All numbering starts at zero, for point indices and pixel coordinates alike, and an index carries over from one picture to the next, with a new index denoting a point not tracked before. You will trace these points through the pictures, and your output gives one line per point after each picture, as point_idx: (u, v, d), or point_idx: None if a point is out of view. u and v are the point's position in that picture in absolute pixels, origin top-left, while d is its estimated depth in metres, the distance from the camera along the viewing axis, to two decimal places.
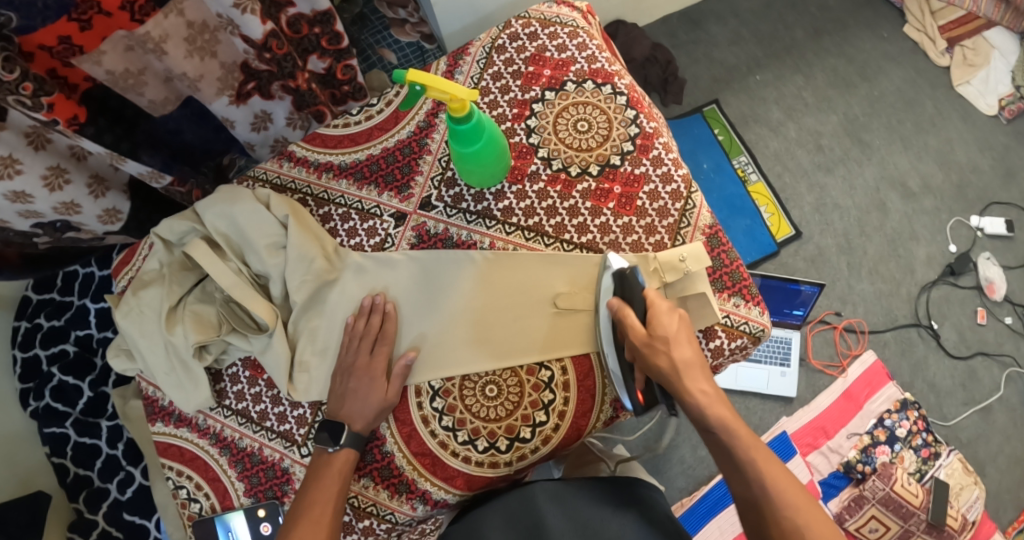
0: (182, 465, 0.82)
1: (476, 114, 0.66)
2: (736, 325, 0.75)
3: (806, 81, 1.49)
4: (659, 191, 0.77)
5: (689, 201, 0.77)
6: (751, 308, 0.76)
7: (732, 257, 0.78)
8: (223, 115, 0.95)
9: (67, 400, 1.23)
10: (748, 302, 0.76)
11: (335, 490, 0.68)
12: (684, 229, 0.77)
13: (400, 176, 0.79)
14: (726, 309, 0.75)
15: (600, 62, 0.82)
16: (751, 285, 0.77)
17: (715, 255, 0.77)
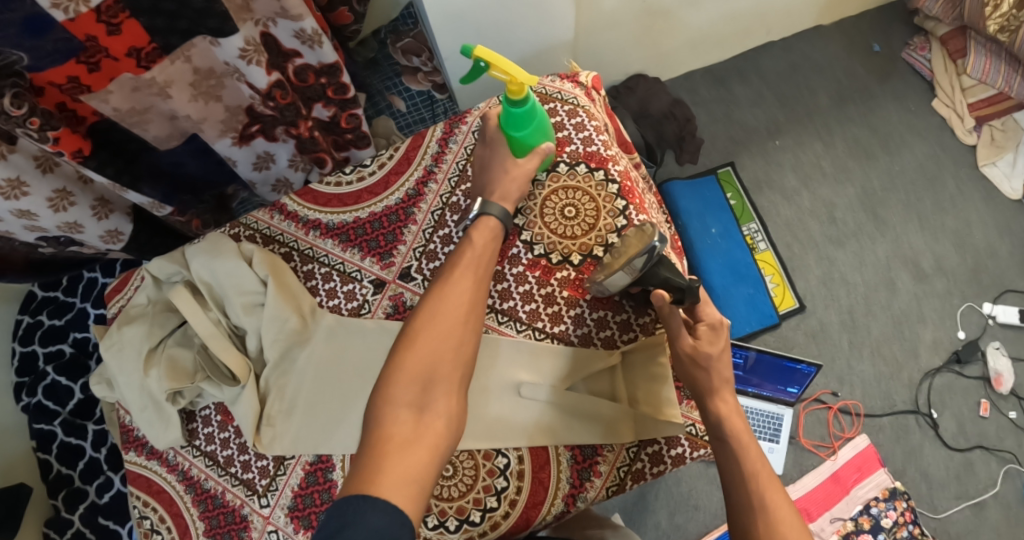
0: (149, 496, 0.84)
1: (530, 99, 0.74)
2: (700, 434, 0.75)
3: (826, 149, 1.46)
4: None
5: None
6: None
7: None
8: (226, 154, 0.98)
9: (57, 399, 1.27)
10: None
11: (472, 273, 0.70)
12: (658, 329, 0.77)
13: (383, 243, 0.82)
14: (691, 417, 0.76)
15: (595, 145, 0.84)
16: None
17: None
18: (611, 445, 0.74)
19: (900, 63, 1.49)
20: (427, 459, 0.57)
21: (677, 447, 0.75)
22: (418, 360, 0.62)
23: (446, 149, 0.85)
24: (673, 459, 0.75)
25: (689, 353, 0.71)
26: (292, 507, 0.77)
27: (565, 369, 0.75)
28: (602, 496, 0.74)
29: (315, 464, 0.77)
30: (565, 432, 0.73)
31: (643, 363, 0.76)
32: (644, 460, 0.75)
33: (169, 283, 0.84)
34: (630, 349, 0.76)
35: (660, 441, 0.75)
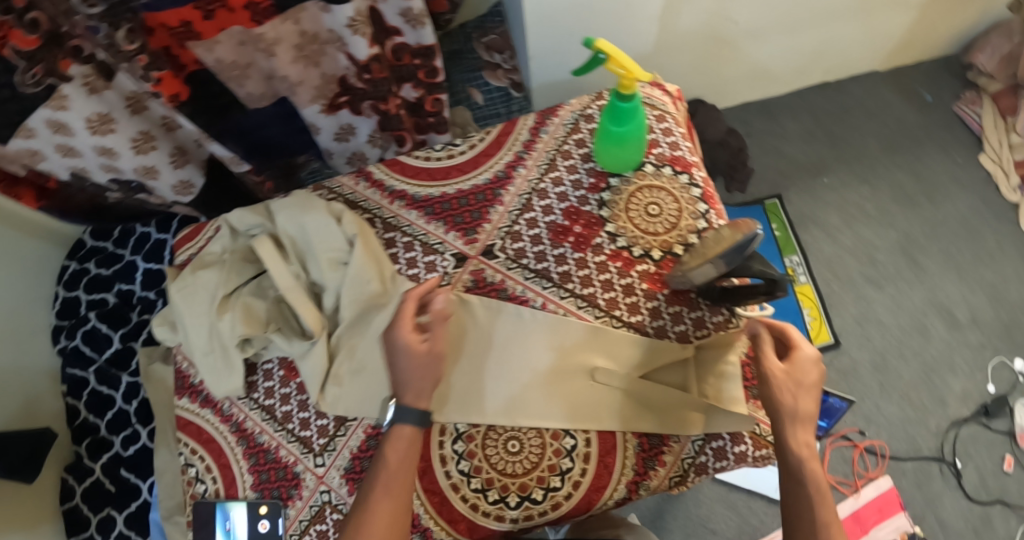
0: (198, 444, 0.84)
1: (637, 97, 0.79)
2: (764, 434, 0.76)
3: (871, 193, 1.47)
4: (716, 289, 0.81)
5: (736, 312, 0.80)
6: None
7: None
8: (312, 121, 0.99)
9: (95, 346, 1.28)
10: None
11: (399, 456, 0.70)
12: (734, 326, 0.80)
13: (469, 219, 0.84)
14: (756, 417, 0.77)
15: (681, 150, 0.88)
16: None
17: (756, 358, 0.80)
18: (677, 436, 0.76)
19: (951, 116, 1.51)
20: None
21: (741, 444, 0.76)
22: None
23: (537, 138, 0.89)
24: (736, 457, 0.76)
25: (783, 376, 0.72)
26: (348, 469, 0.77)
27: (638, 359, 0.77)
28: (664, 485, 0.76)
29: (377, 428, 0.77)
30: (634, 418, 0.75)
31: (713, 361, 0.77)
32: (709, 453, 0.76)
33: (246, 235, 0.85)
34: (706, 345, 0.78)
35: (726, 436, 0.76)
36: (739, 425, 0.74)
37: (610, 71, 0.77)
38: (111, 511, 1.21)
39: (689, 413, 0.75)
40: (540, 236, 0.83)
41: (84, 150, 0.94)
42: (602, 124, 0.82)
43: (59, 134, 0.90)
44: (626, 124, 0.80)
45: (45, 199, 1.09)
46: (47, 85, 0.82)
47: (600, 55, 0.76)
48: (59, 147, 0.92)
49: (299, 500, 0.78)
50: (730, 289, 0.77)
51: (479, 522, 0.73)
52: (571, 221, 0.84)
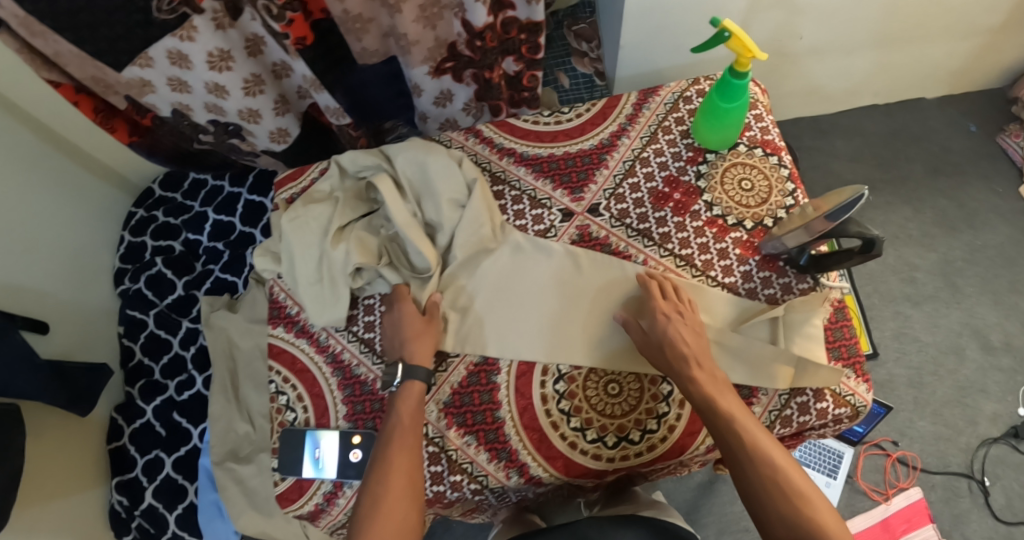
0: (290, 372, 0.85)
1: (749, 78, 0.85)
2: (844, 394, 0.81)
3: (914, 214, 1.54)
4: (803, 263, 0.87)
5: (819, 284, 0.85)
6: (859, 383, 0.82)
7: (851, 334, 0.85)
8: (417, 82, 1.03)
9: (157, 291, 1.30)
10: (857, 377, 0.82)
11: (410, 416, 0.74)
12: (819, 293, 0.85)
13: (576, 179, 0.89)
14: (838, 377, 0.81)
15: (771, 134, 0.94)
16: (863, 362, 0.83)
17: (838, 326, 0.85)
18: (766, 389, 0.81)
19: (993, 147, 1.58)
20: None
21: (822, 402, 0.81)
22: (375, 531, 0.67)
23: (640, 113, 0.95)
24: (818, 413, 0.81)
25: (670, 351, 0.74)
26: (449, 403, 0.79)
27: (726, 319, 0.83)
28: None
29: (480, 365, 0.79)
30: (731, 368, 0.81)
31: (800, 323, 0.82)
32: (793, 408, 0.81)
33: (356, 176, 0.88)
34: (794, 312, 0.82)
35: (809, 393, 0.80)
36: (824, 381, 0.79)
37: (731, 48, 0.82)
38: (161, 453, 1.23)
39: (779, 365, 0.80)
40: (643, 200, 0.89)
41: (195, 85, 0.98)
42: (711, 100, 0.87)
43: (176, 67, 0.94)
44: (736, 101, 0.85)
45: (137, 135, 1.15)
46: (181, 14, 0.86)
47: (724, 33, 0.82)
48: (171, 80, 0.97)
49: None
50: (821, 257, 0.82)
51: (576, 460, 0.76)
52: (671, 189, 0.90)
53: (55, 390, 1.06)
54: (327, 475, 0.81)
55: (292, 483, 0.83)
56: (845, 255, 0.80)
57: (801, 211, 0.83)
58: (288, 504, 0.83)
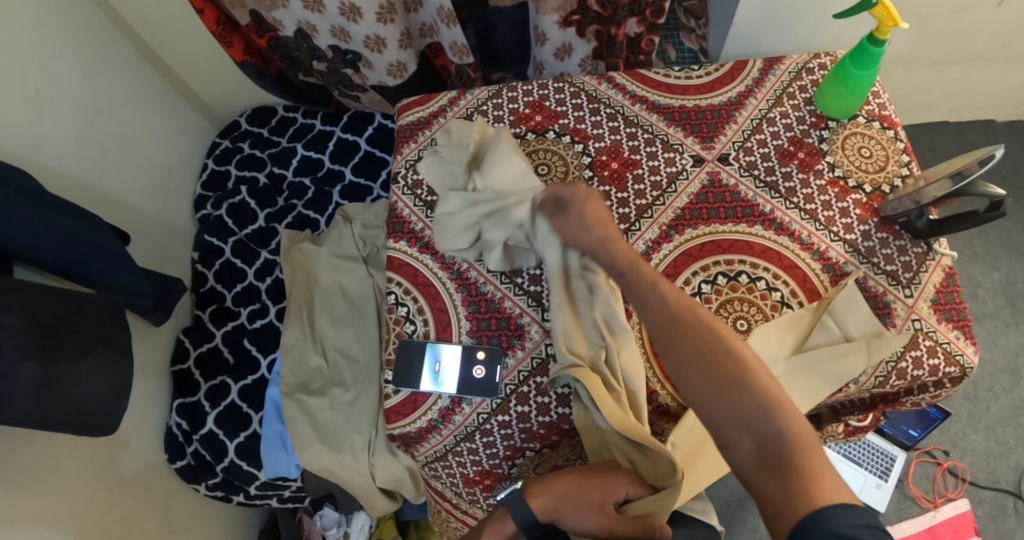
0: (412, 286, 0.85)
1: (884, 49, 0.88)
2: (953, 353, 0.83)
3: (980, 233, 1.56)
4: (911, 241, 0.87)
5: (933, 250, 0.87)
6: (967, 344, 0.83)
7: (959, 300, 0.85)
8: (544, 29, 1.05)
9: (238, 220, 1.30)
10: (965, 339, 0.84)
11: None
12: (930, 260, 0.86)
13: (706, 130, 0.91)
14: (948, 336, 0.83)
15: (888, 111, 0.97)
16: (971, 325, 0.84)
17: (947, 291, 0.85)
18: None
19: None
20: None
21: (933, 358, 0.82)
22: None
23: (766, 77, 0.97)
24: (929, 371, 0.82)
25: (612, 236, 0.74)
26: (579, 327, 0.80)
27: (792, 335, 0.82)
28: (868, 385, 0.82)
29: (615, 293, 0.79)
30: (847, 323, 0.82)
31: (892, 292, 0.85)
32: (908, 361, 0.82)
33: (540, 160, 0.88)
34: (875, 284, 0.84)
35: (922, 349, 0.83)
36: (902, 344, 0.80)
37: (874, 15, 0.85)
38: (227, 379, 1.21)
39: (852, 355, 0.80)
40: (770, 155, 0.90)
41: (329, 5, 0.99)
42: (842, 68, 0.90)
43: None
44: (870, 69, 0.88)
45: (250, 55, 1.16)
46: None
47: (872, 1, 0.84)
48: None
49: (522, 350, 0.80)
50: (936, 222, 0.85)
51: None
52: (796, 148, 0.91)
53: (144, 287, 1.03)
54: (445, 390, 0.80)
55: (405, 397, 0.82)
56: (967, 217, 0.80)
57: (914, 181, 0.87)
58: (398, 419, 0.82)
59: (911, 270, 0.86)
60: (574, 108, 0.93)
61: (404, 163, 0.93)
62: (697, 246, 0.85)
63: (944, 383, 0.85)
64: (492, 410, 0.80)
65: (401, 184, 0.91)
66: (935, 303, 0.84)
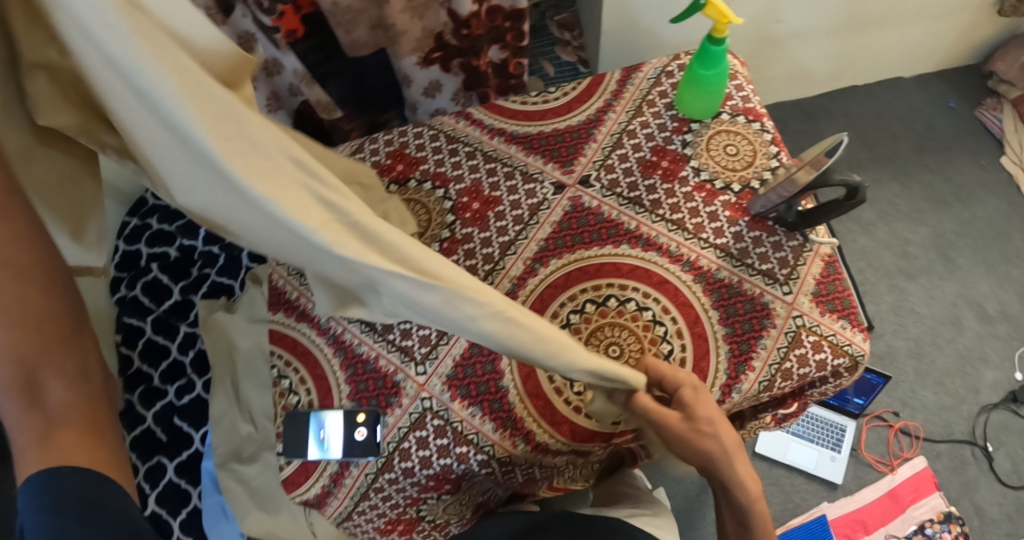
0: (293, 356, 0.86)
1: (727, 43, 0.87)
2: (841, 344, 0.79)
3: (903, 190, 1.55)
4: (783, 243, 0.85)
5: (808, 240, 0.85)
6: (855, 333, 0.80)
7: (844, 287, 0.83)
8: (406, 73, 1.05)
9: (155, 297, 1.31)
10: (854, 327, 0.80)
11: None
12: (807, 251, 0.84)
13: (565, 153, 0.91)
14: (833, 328, 0.80)
15: (752, 103, 0.97)
16: (858, 313, 0.81)
17: (829, 280, 0.83)
18: (765, 342, 0.80)
19: (973, 121, 1.58)
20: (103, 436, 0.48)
21: (820, 353, 0.79)
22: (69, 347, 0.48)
23: (625, 88, 0.97)
24: (817, 366, 0.79)
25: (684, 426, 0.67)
26: (451, 376, 0.79)
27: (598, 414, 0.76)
28: (754, 391, 0.79)
29: None
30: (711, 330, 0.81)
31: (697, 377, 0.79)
32: (792, 360, 0.79)
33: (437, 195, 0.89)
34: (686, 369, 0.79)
35: (807, 344, 0.79)
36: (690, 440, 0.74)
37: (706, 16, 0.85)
38: (162, 458, 1.21)
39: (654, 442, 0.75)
40: (632, 169, 0.90)
41: None
42: (690, 69, 0.90)
43: None
44: (715, 68, 0.88)
45: None
46: None
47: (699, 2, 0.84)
48: None
49: (400, 407, 0.80)
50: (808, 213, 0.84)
51: (581, 424, 0.75)
52: (659, 157, 0.91)
53: None
54: (333, 455, 0.81)
55: (298, 466, 0.83)
56: (830, 206, 0.80)
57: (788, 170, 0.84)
58: (296, 488, 0.83)
59: (789, 264, 0.84)
60: (433, 152, 0.92)
61: None
62: (562, 277, 0.84)
63: (841, 373, 0.81)
64: (378, 469, 0.80)
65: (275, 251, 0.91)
66: (817, 296, 0.82)
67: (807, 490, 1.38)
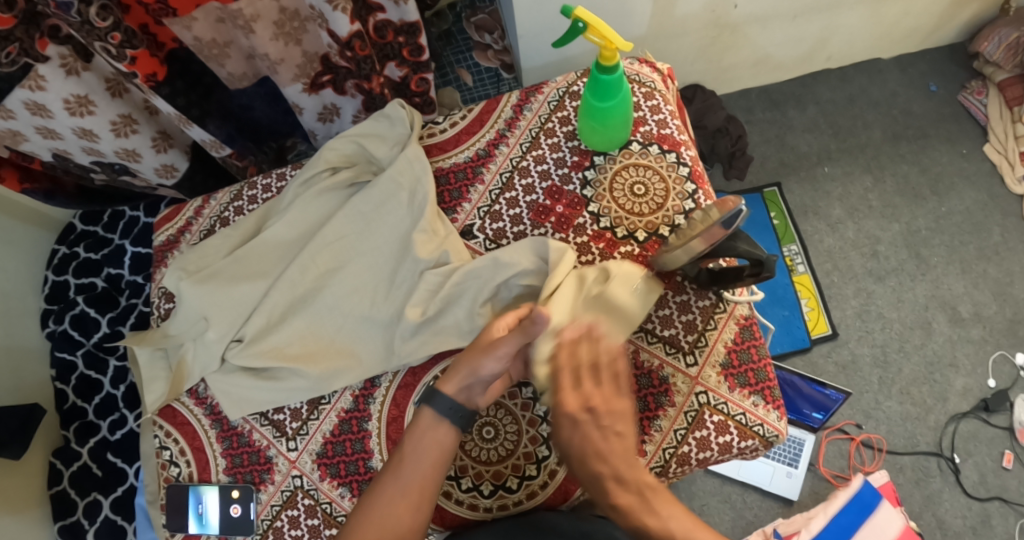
0: (172, 427, 0.82)
1: (620, 69, 0.73)
2: (750, 424, 0.73)
3: (874, 183, 1.45)
4: (691, 304, 0.76)
5: (719, 302, 0.76)
6: (768, 411, 0.73)
7: (761, 355, 0.75)
8: (294, 100, 0.98)
9: (82, 330, 1.28)
10: (767, 403, 0.74)
11: (420, 481, 0.67)
12: (718, 314, 0.76)
13: (448, 198, 0.82)
14: (742, 406, 0.73)
15: (669, 128, 0.84)
16: (774, 387, 0.74)
17: (743, 347, 0.75)
18: (659, 424, 0.73)
19: (955, 105, 1.48)
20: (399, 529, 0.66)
21: (725, 435, 0.73)
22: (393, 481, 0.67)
23: (520, 116, 0.85)
24: (721, 448, 0.73)
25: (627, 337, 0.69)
26: (321, 454, 0.75)
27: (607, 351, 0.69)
28: (645, 478, 0.73)
29: (350, 412, 0.75)
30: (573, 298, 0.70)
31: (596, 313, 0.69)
32: (691, 444, 0.73)
33: (334, 192, 0.82)
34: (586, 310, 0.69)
35: (709, 425, 0.73)
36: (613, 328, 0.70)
37: (589, 41, 0.71)
38: (97, 496, 1.20)
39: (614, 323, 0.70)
40: (521, 217, 0.81)
41: (64, 132, 0.91)
42: (585, 98, 0.77)
43: (37, 117, 0.87)
44: (610, 99, 0.75)
45: (29, 180, 1.08)
46: (23, 65, 0.79)
47: (579, 23, 0.70)
48: (38, 129, 0.89)
49: (272, 484, 0.77)
50: (717, 271, 0.73)
51: (450, 510, 0.72)
52: (553, 201, 0.81)
53: None
54: (211, 530, 0.79)
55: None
56: (735, 274, 0.72)
57: (703, 215, 0.73)
58: None
59: (696, 330, 0.75)
60: None
61: (157, 293, 0.88)
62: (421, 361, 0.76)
63: (751, 451, 0.75)
64: None
65: (156, 314, 0.87)
66: (726, 367, 0.74)
67: (761, 506, 1.33)
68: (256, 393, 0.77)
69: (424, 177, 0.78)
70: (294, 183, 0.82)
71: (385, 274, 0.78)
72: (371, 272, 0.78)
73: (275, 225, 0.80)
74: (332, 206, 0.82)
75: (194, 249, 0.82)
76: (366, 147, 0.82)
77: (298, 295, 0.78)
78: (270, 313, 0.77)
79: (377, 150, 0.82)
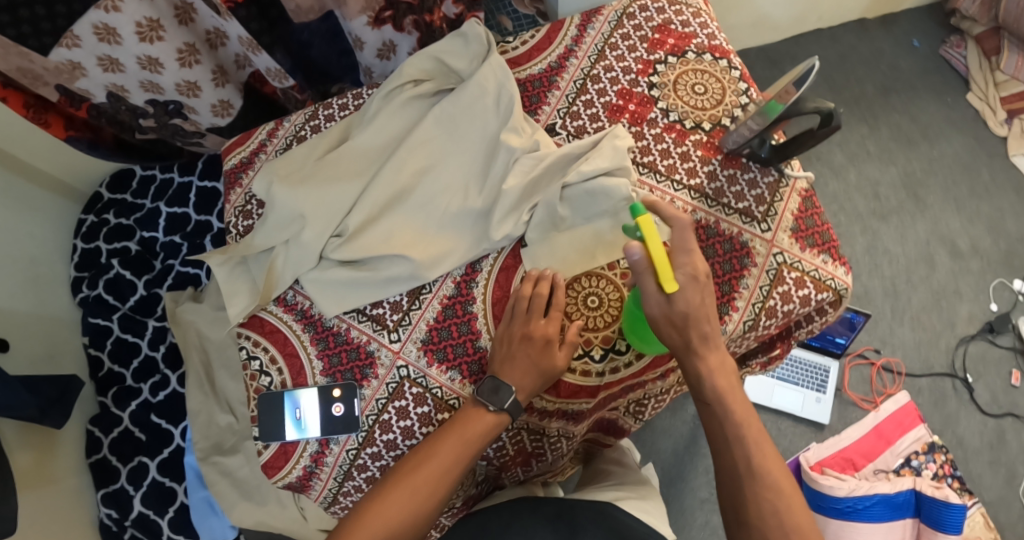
0: (261, 336, 0.81)
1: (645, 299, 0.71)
2: (824, 279, 0.78)
3: (871, 132, 1.56)
4: (758, 180, 0.82)
5: (782, 177, 0.82)
6: (837, 266, 0.79)
7: (822, 221, 0.81)
8: (358, 34, 1.01)
9: (117, 294, 1.25)
10: (835, 261, 0.80)
11: (458, 446, 0.70)
12: (783, 188, 0.81)
13: (528, 103, 0.87)
14: (814, 263, 0.79)
15: (718, 40, 0.90)
16: (838, 246, 0.80)
17: (807, 215, 0.81)
18: (747, 282, 0.78)
19: (937, 60, 1.62)
20: (430, 485, 0.69)
21: (803, 289, 0.78)
22: (435, 462, 0.70)
23: (584, 33, 0.91)
24: (801, 301, 0.78)
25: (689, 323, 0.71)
26: (426, 341, 0.78)
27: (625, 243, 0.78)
28: (739, 332, 0.78)
29: (454, 297, 0.78)
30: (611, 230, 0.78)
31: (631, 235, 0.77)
32: (776, 298, 0.78)
33: (416, 102, 0.85)
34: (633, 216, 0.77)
35: (789, 280, 0.78)
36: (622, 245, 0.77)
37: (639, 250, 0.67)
38: (142, 459, 1.17)
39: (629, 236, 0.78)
40: (598, 115, 0.86)
41: (127, 61, 0.92)
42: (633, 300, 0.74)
43: (104, 43, 0.88)
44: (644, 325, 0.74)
45: (73, 128, 1.06)
46: None
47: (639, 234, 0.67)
48: (101, 59, 0.90)
49: (376, 378, 0.78)
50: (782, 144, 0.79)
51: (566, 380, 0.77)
52: (625, 101, 0.87)
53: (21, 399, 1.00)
54: (311, 434, 0.78)
55: (276, 449, 0.80)
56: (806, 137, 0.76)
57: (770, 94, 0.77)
58: (276, 472, 0.80)
59: (766, 202, 0.81)
60: None
61: (233, 212, 0.88)
62: (510, 257, 0.79)
63: (826, 309, 0.81)
64: (359, 444, 0.78)
65: (234, 232, 0.88)
66: (796, 231, 0.80)
67: (794, 433, 1.37)
68: (354, 290, 0.79)
69: (506, 80, 0.82)
70: (375, 97, 0.85)
71: (477, 170, 0.81)
72: (462, 171, 0.81)
73: (362, 132, 0.83)
74: (416, 116, 0.85)
75: (281, 157, 0.83)
76: (446, 62, 0.85)
77: (391, 195, 0.80)
78: (366, 211, 0.79)
79: (457, 64, 0.85)
